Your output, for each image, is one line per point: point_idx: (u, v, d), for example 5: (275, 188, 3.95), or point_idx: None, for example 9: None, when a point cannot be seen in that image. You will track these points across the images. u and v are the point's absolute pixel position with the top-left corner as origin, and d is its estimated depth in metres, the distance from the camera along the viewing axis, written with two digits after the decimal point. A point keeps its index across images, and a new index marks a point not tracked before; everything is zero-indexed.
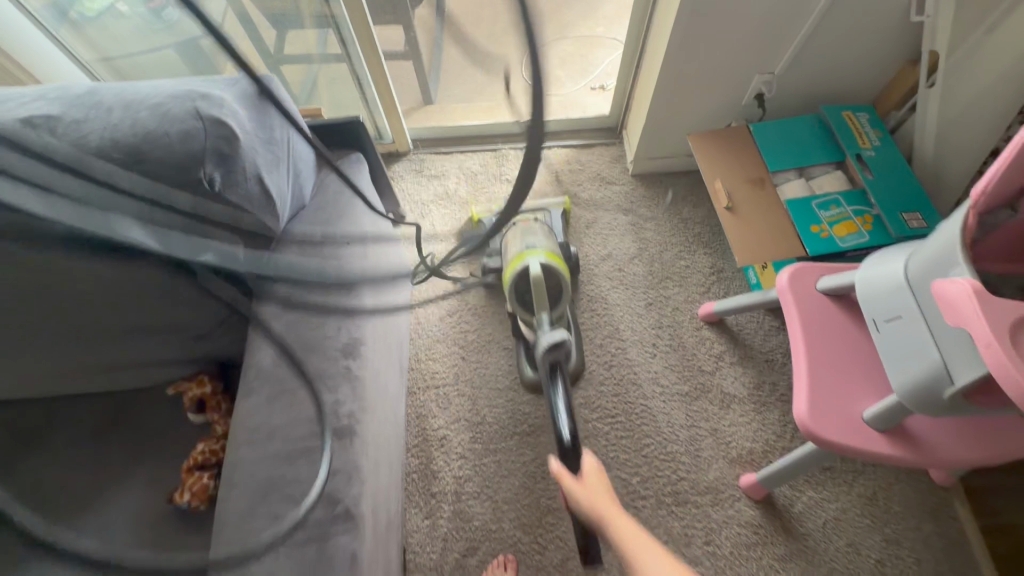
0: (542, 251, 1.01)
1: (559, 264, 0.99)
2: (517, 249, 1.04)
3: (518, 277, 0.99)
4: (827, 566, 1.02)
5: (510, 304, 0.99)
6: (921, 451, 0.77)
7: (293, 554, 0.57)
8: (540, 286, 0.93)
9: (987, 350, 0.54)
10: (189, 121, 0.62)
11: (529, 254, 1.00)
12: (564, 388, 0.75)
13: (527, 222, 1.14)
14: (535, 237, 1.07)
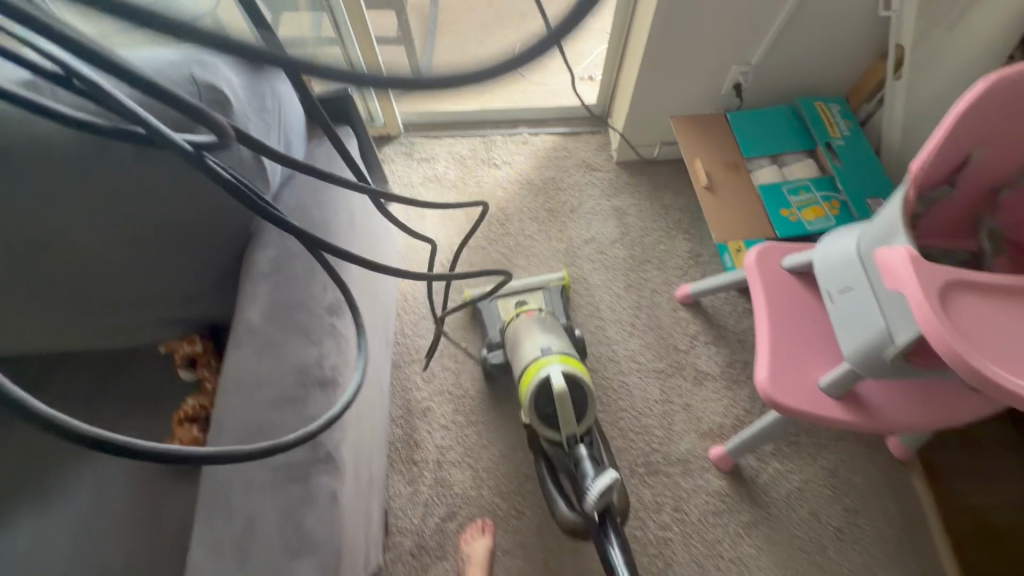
0: (557, 356, 0.97)
1: (580, 371, 0.96)
2: (530, 354, 1.00)
3: (537, 392, 0.95)
4: (788, 533, 1.07)
5: (528, 417, 0.96)
6: (872, 417, 0.82)
7: (277, 491, 0.61)
8: (564, 399, 0.88)
9: (919, 310, 0.58)
10: (185, 86, 0.66)
11: (545, 362, 0.96)
12: (619, 540, 0.86)
13: (531, 314, 1.11)
14: (545, 337, 1.04)
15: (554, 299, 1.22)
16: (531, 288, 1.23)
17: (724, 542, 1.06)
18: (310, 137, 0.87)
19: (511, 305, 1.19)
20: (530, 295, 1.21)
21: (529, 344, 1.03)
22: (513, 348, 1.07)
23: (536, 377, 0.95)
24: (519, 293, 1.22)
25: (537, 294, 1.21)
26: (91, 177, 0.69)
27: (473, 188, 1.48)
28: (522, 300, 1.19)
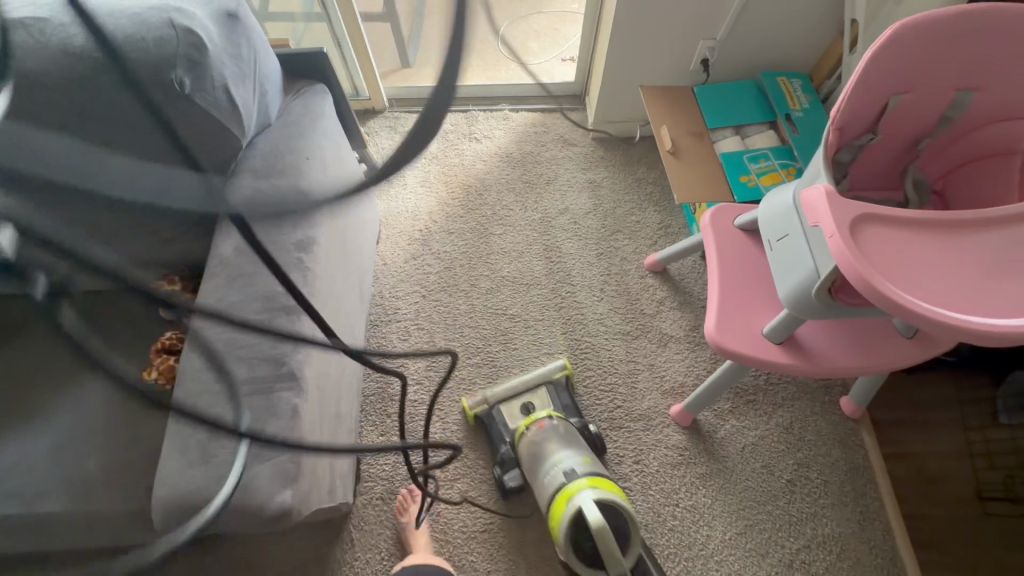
0: (586, 480, 0.89)
1: (615, 494, 0.86)
2: (556, 481, 0.92)
3: (571, 526, 0.86)
4: (742, 484, 1.12)
5: (564, 554, 0.85)
6: (810, 360, 0.87)
7: (241, 401, 0.67)
8: (604, 532, 0.74)
9: (832, 241, 0.63)
10: (164, 29, 0.70)
11: (575, 488, 0.88)
12: None
13: (542, 424, 1.05)
14: (564, 456, 0.97)
15: (561, 393, 1.16)
16: (533, 386, 1.16)
17: (680, 492, 1.11)
18: (286, 91, 0.92)
19: (517, 412, 1.13)
20: (534, 395, 1.15)
21: (551, 469, 0.96)
22: (533, 468, 1.01)
23: (566, 507, 0.86)
24: (520, 393, 1.16)
25: (542, 391, 1.15)
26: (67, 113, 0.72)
27: (454, 161, 1.53)
28: (528, 404, 1.13)
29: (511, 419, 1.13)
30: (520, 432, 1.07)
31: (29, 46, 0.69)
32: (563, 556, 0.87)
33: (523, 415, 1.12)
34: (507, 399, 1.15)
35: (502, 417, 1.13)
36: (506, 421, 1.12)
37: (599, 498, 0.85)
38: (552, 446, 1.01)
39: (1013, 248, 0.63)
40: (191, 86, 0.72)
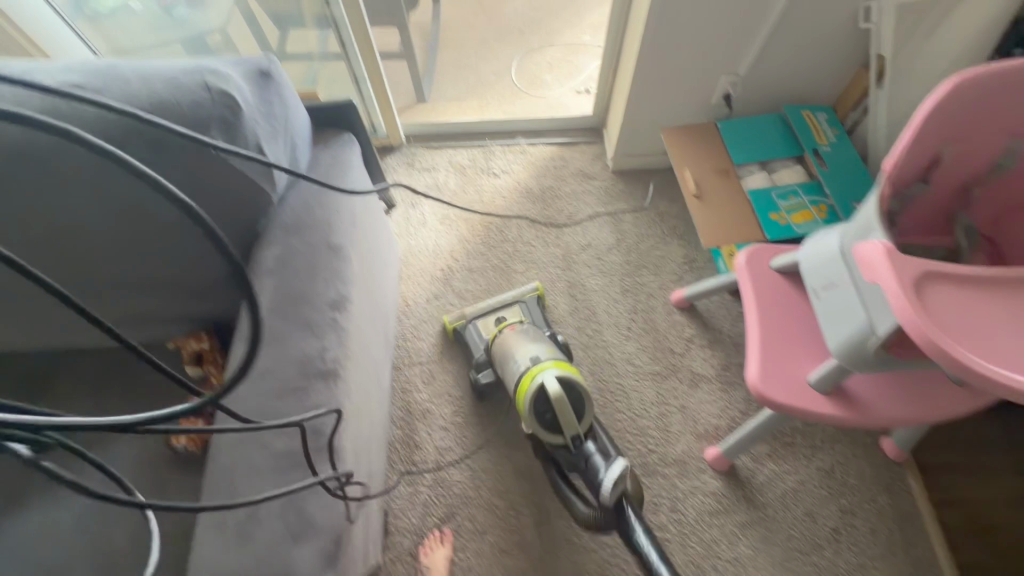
0: (549, 361, 0.98)
1: (572, 372, 0.96)
2: (521, 364, 1.01)
3: (535, 399, 0.95)
4: (786, 533, 1.07)
5: (528, 427, 0.95)
6: (860, 411, 0.84)
7: (279, 476, 0.64)
8: (562, 401, 0.88)
9: (894, 299, 0.61)
10: (200, 93, 0.70)
11: (539, 368, 0.96)
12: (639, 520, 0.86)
13: (514, 326, 1.13)
14: (530, 347, 1.04)
15: (532, 310, 1.25)
16: (507, 303, 1.26)
17: (721, 542, 1.07)
18: (315, 142, 0.91)
19: (492, 324, 1.22)
20: (507, 310, 1.24)
21: (517, 359, 1.03)
22: (501, 362, 1.08)
23: (530, 386, 0.94)
24: (496, 309, 1.25)
25: (516, 308, 1.25)
26: (96, 178, 0.71)
27: (472, 196, 1.52)
28: (500, 316, 1.23)
29: (484, 330, 1.22)
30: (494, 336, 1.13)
31: (62, 111, 0.68)
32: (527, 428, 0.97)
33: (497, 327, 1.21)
34: (482, 311, 1.25)
35: (476, 329, 1.23)
36: (481, 333, 1.21)
37: (561, 377, 0.94)
38: (517, 343, 1.07)
39: None
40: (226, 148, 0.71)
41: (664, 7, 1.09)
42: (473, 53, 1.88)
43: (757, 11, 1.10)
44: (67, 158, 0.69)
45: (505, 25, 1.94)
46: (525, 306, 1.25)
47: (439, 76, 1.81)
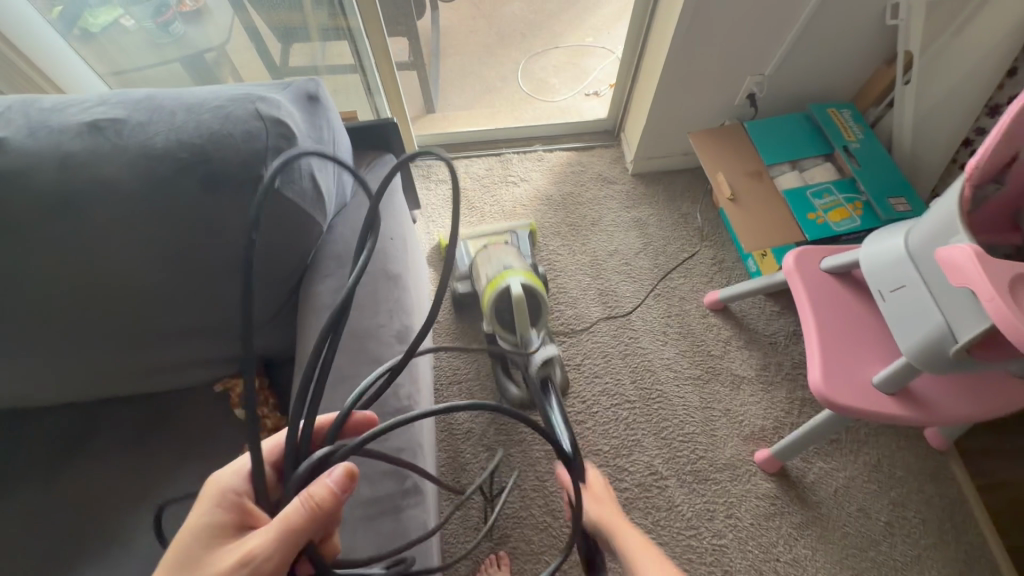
0: (519, 271, 1.06)
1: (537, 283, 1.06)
2: (494, 271, 1.10)
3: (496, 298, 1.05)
4: (841, 531, 1.08)
5: (489, 322, 1.07)
6: (924, 410, 0.84)
7: (370, 525, 0.61)
8: (523, 305, 1.00)
9: (990, 304, 0.61)
10: (252, 122, 0.65)
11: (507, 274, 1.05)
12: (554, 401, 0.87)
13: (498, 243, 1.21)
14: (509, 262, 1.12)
15: (520, 241, 1.31)
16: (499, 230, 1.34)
17: (779, 544, 1.07)
18: (356, 165, 0.87)
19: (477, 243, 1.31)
20: (496, 236, 1.32)
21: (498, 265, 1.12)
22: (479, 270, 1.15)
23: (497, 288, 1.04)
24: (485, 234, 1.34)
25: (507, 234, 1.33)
26: (139, 222, 0.65)
27: (493, 207, 1.49)
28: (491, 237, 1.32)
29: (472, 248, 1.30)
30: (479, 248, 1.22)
31: (106, 151, 0.63)
32: (488, 324, 1.09)
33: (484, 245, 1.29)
34: (475, 236, 1.33)
35: (465, 248, 1.30)
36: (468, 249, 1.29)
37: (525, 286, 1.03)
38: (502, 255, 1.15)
39: None
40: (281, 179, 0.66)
41: (695, 11, 1.08)
42: (477, 57, 1.85)
43: (786, 12, 1.10)
44: (115, 200, 0.64)
45: (505, 31, 1.91)
46: (516, 235, 1.32)
47: (445, 84, 1.77)
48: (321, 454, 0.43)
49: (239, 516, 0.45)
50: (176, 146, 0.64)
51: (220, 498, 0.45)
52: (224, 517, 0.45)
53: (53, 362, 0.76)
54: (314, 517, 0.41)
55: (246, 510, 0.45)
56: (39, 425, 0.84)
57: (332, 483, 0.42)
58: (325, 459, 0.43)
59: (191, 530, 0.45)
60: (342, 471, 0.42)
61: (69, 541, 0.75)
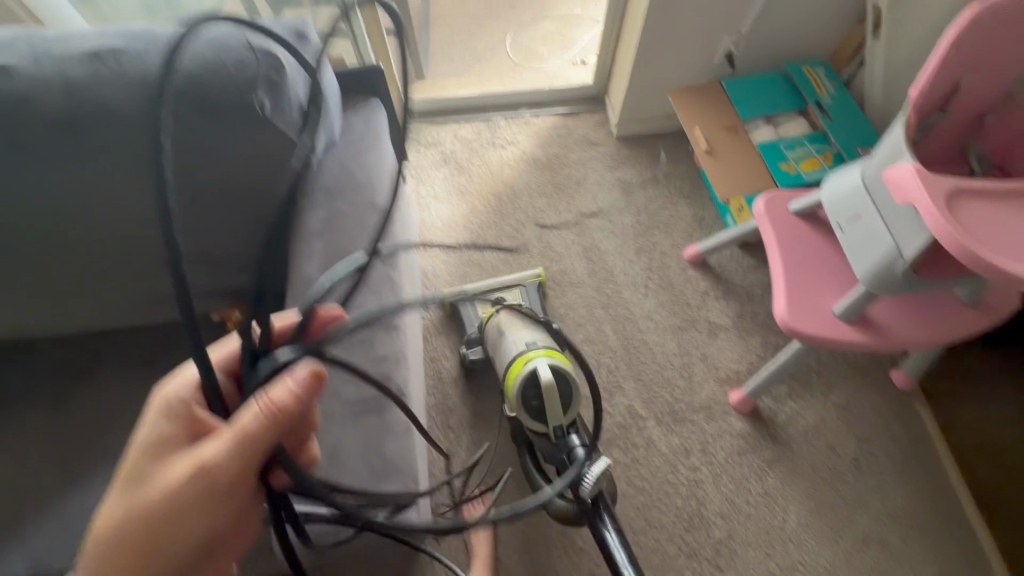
0: (543, 350, 0.95)
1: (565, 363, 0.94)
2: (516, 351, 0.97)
3: (524, 386, 0.92)
4: (810, 465, 1.14)
5: (515, 411, 0.92)
6: (882, 336, 0.89)
7: (356, 422, 0.66)
8: (552, 391, 0.87)
9: (929, 216, 0.65)
10: (243, 52, 0.69)
11: (530, 356, 0.94)
12: (612, 523, 0.80)
13: (511, 310, 1.12)
14: (525, 333, 1.00)
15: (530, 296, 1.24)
16: (509, 286, 1.24)
17: (751, 477, 1.13)
18: (344, 108, 0.91)
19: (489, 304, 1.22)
20: (508, 292, 1.23)
21: (513, 341, 1.00)
22: (496, 347, 1.05)
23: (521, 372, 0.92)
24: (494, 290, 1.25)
25: (516, 290, 1.24)
26: (137, 147, 0.70)
27: (481, 169, 1.53)
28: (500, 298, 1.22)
29: (482, 311, 1.22)
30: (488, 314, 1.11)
31: (105, 77, 0.67)
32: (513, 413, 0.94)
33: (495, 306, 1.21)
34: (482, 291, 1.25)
35: (474, 310, 1.22)
36: (477, 311, 1.21)
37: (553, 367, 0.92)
38: (512, 322, 1.04)
39: None
40: (271, 107, 0.70)
41: None
42: (466, 25, 1.87)
43: None
44: (114, 123, 0.68)
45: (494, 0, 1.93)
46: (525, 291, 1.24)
47: (434, 52, 1.80)
48: (279, 361, 0.38)
49: (191, 426, 0.44)
50: (172, 73, 0.68)
51: (166, 412, 0.44)
52: (172, 428, 0.44)
53: (59, 289, 0.81)
54: (276, 422, 0.41)
55: (196, 421, 0.45)
56: (44, 353, 0.89)
57: (291, 386, 0.41)
58: (286, 367, 0.39)
59: (141, 443, 0.44)
60: (306, 372, 0.41)
61: (78, 455, 0.80)
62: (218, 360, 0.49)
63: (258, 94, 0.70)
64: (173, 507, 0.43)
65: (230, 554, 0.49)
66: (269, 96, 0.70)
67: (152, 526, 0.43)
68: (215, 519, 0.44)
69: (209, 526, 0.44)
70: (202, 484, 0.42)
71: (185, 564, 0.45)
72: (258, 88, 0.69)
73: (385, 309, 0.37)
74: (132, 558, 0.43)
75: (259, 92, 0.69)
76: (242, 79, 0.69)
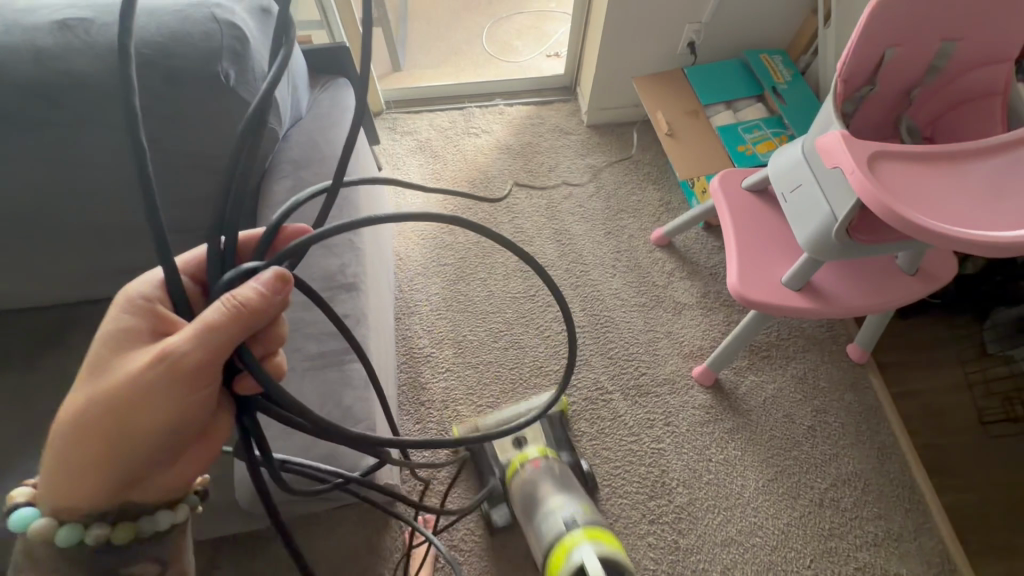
0: (585, 531, 0.87)
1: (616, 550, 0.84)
2: (554, 532, 0.90)
3: None
4: (768, 434, 1.18)
5: None
6: (828, 302, 0.94)
7: (317, 374, 0.70)
8: None
9: (852, 177, 0.70)
10: (208, 24, 0.73)
11: (573, 542, 0.85)
12: None
13: (537, 462, 1.00)
14: (562, 501, 0.94)
15: (555, 428, 1.10)
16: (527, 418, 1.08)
17: (711, 447, 1.17)
18: (312, 86, 0.95)
19: (508, 444, 1.05)
20: (527, 428, 1.07)
21: (550, 515, 0.92)
22: (527, 513, 0.96)
23: (565, 564, 0.83)
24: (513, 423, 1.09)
25: (536, 424, 1.07)
26: (105, 115, 0.72)
27: (456, 157, 1.57)
28: (520, 436, 1.05)
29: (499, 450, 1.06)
30: (512, 468, 1.01)
31: (75, 46, 0.70)
32: None
33: (515, 449, 1.04)
34: (497, 424, 1.08)
35: (491, 449, 1.06)
36: (496, 453, 1.05)
37: (599, 556, 0.82)
38: (546, 487, 0.98)
39: (1016, 171, 0.70)
40: (236, 78, 0.73)
41: None
42: (442, 19, 1.91)
43: None
44: (84, 90, 0.71)
45: None
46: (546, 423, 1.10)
47: (411, 44, 1.84)
48: (245, 268, 0.40)
49: (158, 322, 0.44)
50: (140, 43, 0.71)
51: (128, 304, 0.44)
52: (136, 321, 0.44)
53: (29, 257, 0.83)
54: (238, 315, 0.38)
55: (162, 316, 0.45)
56: (15, 323, 0.91)
57: (259, 283, 0.39)
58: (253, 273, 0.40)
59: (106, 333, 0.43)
60: (272, 273, 0.39)
61: (48, 418, 0.82)
62: (184, 263, 0.48)
63: (223, 66, 0.72)
64: (136, 393, 0.41)
65: (200, 462, 0.47)
66: (233, 68, 0.73)
67: (114, 414, 0.42)
68: (177, 414, 0.42)
69: (172, 420, 0.42)
70: (161, 371, 0.40)
71: (148, 461, 0.43)
72: (223, 60, 0.72)
73: (355, 221, 0.40)
74: (93, 447, 0.42)
75: (223, 63, 0.72)
76: (206, 50, 0.72)
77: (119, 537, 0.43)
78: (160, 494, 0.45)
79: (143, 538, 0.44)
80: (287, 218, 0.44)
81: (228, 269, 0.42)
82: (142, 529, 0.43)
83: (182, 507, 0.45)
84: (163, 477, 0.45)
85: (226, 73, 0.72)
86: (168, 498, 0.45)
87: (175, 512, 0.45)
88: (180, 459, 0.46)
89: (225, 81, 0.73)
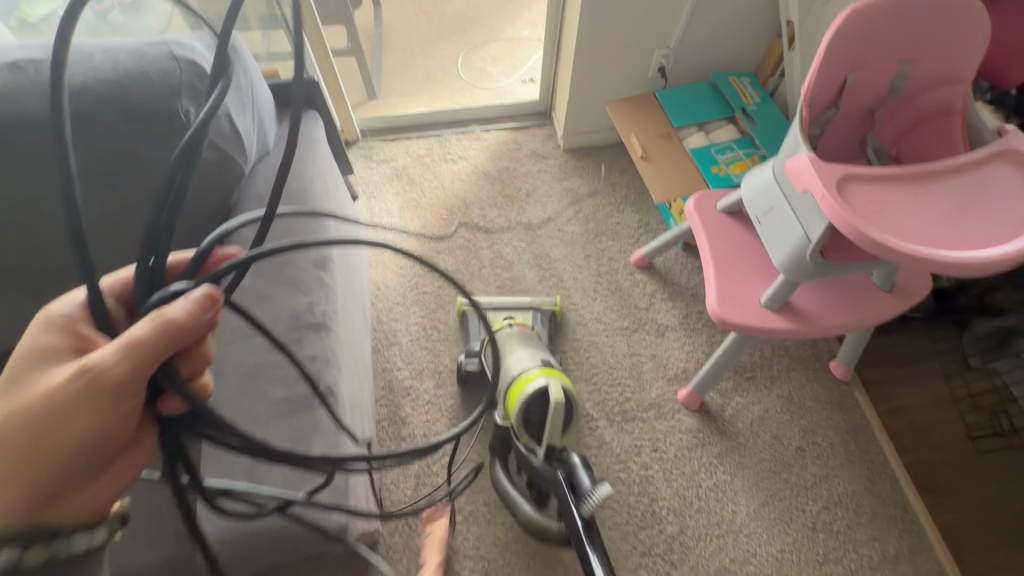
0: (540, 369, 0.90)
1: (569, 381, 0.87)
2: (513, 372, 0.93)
3: (524, 408, 0.86)
4: (757, 457, 1.16)
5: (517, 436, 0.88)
6: (808, 323, 0.93)
7: (283, 422, 0.66)
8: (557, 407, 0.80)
9: (822, 200, 0.70)
10: (166, 61, 0.71)
11: (528, 376, 0.89)
12: None
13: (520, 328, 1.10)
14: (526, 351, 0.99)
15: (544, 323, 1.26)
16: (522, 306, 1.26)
17: (701, 472, 1.15)
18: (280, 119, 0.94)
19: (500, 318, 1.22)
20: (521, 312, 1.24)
21: (512, 363, 0.97)
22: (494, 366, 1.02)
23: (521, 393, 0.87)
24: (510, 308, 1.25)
25: (529, 314, 1.25)
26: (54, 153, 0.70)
27: (433, 183, 1.56)
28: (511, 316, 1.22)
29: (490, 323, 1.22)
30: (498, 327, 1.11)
31: (24, 85, 0.68)
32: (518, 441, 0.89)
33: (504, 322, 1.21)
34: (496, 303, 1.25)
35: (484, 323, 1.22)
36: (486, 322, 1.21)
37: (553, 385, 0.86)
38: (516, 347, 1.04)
39: (977, 189, 0.72)
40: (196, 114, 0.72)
41: None
42: (417, 48, 1.93)
43: None
44: (32, 130, 0.68)
45: (446, 22, 1.99)
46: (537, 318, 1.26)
47: (386, 73, 1.84)
48: (170, 290, 0.37)
49: (78, 341, 0.42)
50: (93, 82, 0.69)
51: (47, 324, 0.41)
52: (57, 339, 0.41)
53: None
54: (165, 331, 0.36)
55: (87, 337, 0.42)
56: None
57: (187, 302, 0.36)
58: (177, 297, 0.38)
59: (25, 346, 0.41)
60: (200, 292, 0.37)
61: None
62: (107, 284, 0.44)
63: (182, 102, 0.71)
64: (56, 406, 0.38)
65: (117, 482, 0.43)
66: (192, 104, 0.71)
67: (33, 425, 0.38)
68: (100, 429, 0.40)
69: (92, 435, 0.40)
70: (87, 384, 0.38)
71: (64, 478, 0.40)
72: (183, 97, 0.71)
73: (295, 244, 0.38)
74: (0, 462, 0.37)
75: (182, 99, 0.71)
76: (163, 87, 0.70)
77: (30, 561, 0.36)
78: (76, 516, 0.40)
79: (54, 564, 0.38)
80: (218, 244, 0.42)
81: (156, 288, 0.38)
82: (58, 550, 0.38)
83: (102, 528, 0.41)
84: (79, 497, 0.41)
85: (185, 108, 0.71)
86: (88, 517, 0.41)
87: (93, 535, 0.40)
88: (97, 479, 0.42)
89: (183, 117, 0.71)
